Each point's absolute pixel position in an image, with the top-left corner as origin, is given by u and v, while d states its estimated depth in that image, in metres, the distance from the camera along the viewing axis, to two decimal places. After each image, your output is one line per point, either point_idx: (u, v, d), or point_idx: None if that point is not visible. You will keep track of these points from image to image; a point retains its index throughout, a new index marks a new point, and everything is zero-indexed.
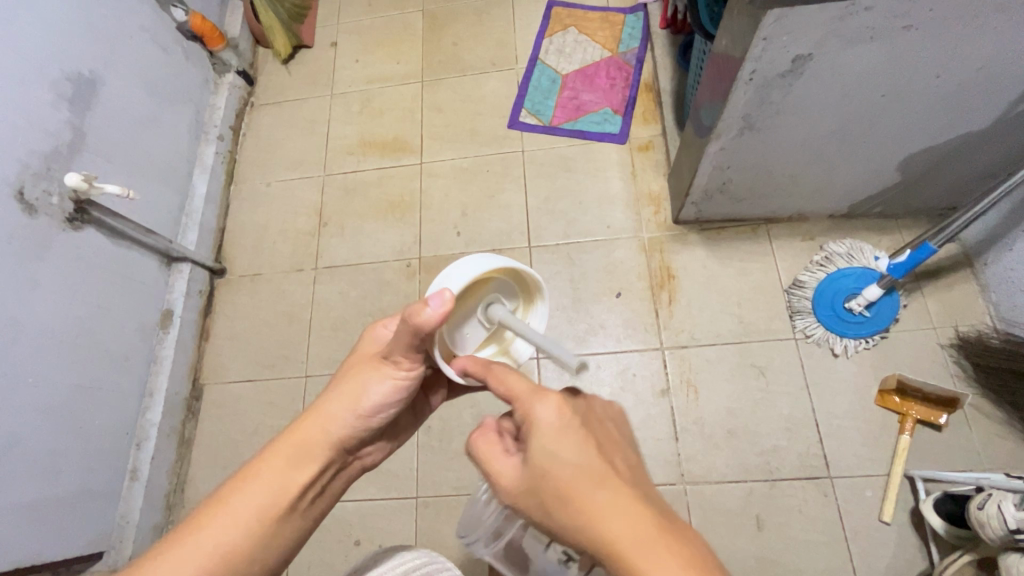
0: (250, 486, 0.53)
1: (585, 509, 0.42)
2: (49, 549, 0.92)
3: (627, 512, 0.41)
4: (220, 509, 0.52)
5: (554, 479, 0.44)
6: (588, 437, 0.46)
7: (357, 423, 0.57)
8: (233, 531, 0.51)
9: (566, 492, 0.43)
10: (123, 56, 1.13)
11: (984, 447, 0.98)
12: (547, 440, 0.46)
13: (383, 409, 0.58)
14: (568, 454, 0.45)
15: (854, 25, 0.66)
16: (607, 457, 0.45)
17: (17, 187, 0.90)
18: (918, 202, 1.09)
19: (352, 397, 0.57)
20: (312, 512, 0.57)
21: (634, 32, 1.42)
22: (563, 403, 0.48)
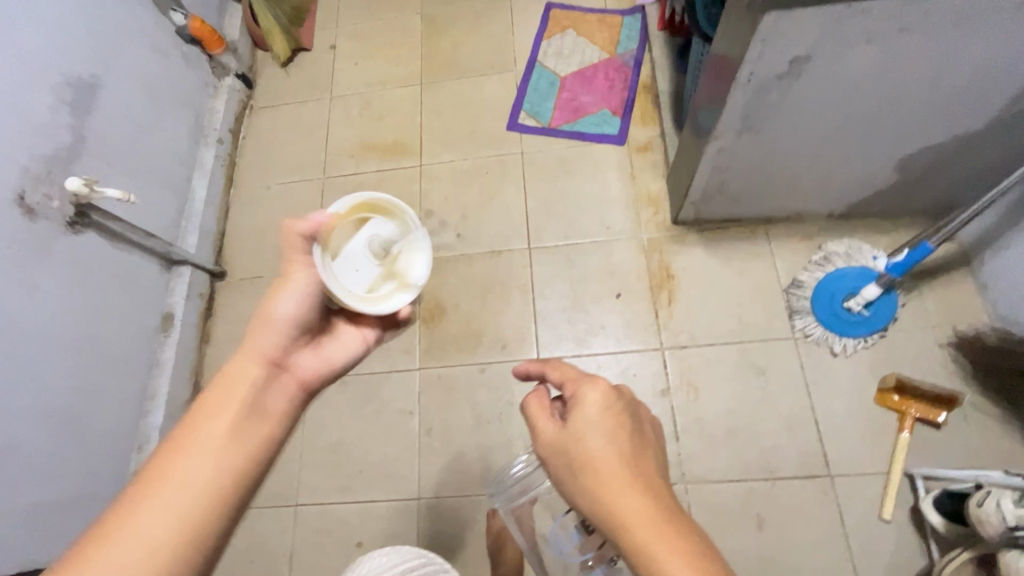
0: (192, 428, 0.54)
1: (614, 487, 0.47)
2: (52, 553, 0.92)
3: (649, 496, 0.46)
4: (164, 462, 0.52)
5: (591, 454, 0.49)
6: (629, 427, 0.51)
7: (273, 338, 0.60)
8: (192, 471, 0.52)
9: (600, 471, 0.48)
10: (123, 60, 1.13)
11: (983, 445, 0.98)
12: (594, 418, 0.50)
13: (288, 314, 0.61)
14: (610, 435, 0.49)
15: (850, 27, 0.67)
16: (642, 448, 0.50)
17: (17, 191, 0.90)
18: (915, 201, 1.09)
19: (266, 320, 0.60)
20: (264, 430, 0.57)
21: (632, 34, 1.43)
22: (613, 394, 0.52)
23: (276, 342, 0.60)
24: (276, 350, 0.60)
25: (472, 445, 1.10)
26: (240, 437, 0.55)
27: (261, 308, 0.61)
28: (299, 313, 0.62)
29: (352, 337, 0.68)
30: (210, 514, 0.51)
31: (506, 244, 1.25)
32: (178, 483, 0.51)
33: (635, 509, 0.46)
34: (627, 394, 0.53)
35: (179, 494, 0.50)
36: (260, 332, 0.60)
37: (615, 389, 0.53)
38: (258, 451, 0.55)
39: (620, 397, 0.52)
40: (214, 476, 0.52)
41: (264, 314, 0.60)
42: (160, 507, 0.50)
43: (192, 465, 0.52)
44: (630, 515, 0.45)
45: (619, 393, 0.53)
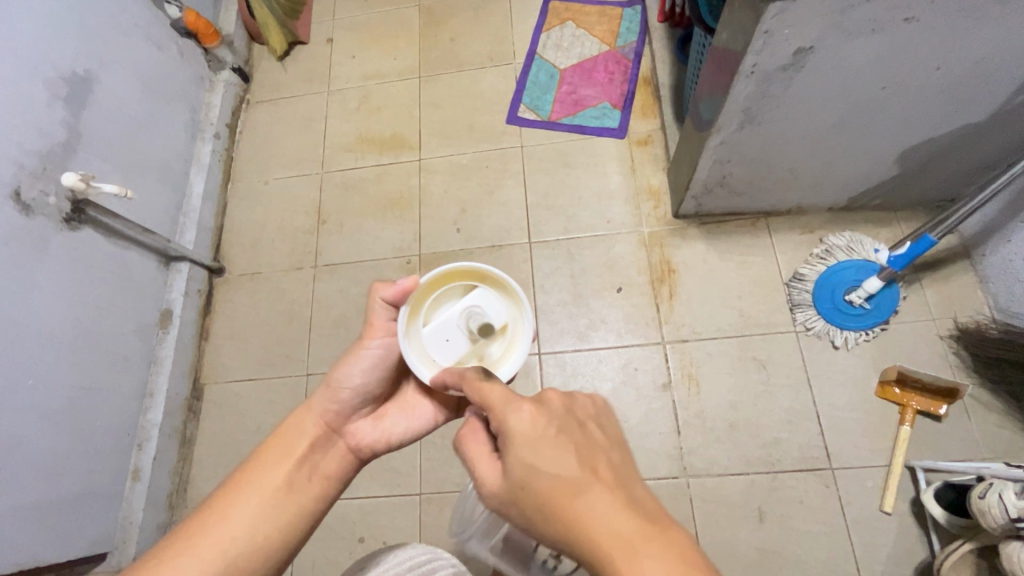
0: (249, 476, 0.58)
1: (564, 513, 0.42)
2: (53, 551, 0.92)
3: (610, 518, 0.40)
4: (218, 506, 0.55)
5: (531, 486, 0.44)
6: (564, 440, 0.45)
7: (333, 399, 0.63)
8: (237, 518, 0.55)
9: (545, 501, 0.43)
10: (117, 54, 1.12)
11: (984, 437, 0.99)
12: (524, 448, 0.45)
13: (353, 379, 0.63)
14: (546, 463, 0.44)
15: (855, 18, 0.66)
16: (587, 462, 0.44)
17: (13, 187, 0.89)
18: (916, 194, 1.09)
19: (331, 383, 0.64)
20: (311, 491, 0.59)
21: (631, 26, 1.41)
22: (539, 411, 0.47)
23: (336, 403, 0.63)
24: (334, 412, 0.63)
25: None
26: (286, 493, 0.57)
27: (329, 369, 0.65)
28: (363, 382, 0.64)
29: (424, 410, 0.67)
30: (246, 566, 0.53)
31: (505, 238, 1.25)
32: (223, 527, 0.54)
33: (593, 530, 0.40)
34: (556, 401, 0.48)
35: (220, 542, 0.53)
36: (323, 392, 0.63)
37: (542, 402, 0.48)
38: (300, 509, 0.57)
39: (547, 408, 0.47)
40: (258, 528, 0.55)
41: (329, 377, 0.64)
42: (199, 550, 0.52)
43: (240, 513, 0.55)
44: (594, 539, 0.40)
45: (546, 404, 0.48)
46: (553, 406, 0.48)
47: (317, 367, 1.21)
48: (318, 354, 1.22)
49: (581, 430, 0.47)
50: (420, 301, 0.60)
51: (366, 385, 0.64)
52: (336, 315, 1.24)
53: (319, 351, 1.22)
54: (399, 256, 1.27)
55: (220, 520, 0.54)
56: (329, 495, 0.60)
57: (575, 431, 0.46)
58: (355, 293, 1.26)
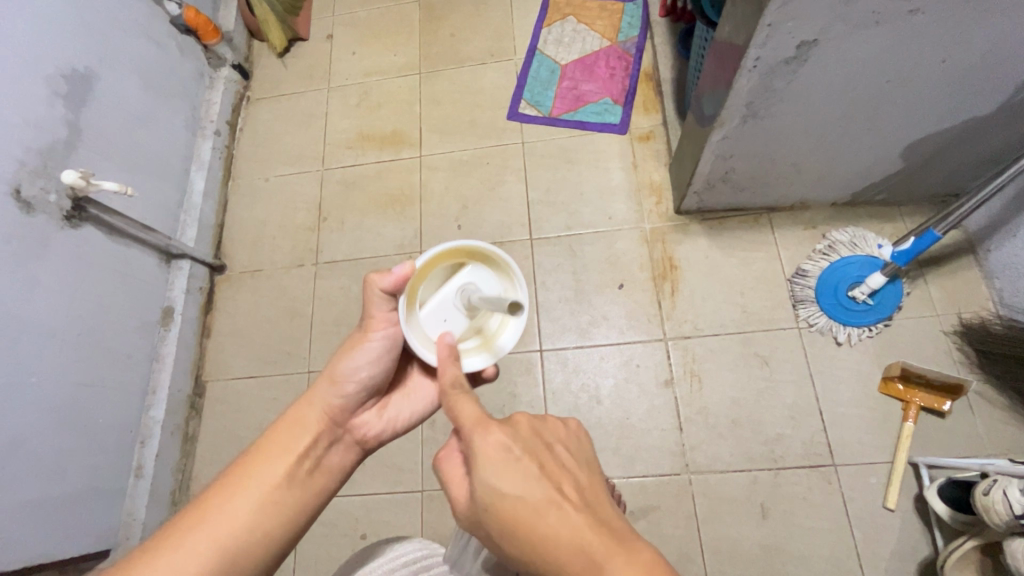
0: (249, 470, 0.57)
1: (531, 532, 0.42)
2: (56, 548, 0.92)
3: (577, 540, 0.41)
4: (217, 499, 0.54)
5: (497, 508, 0.44)
6: (529, 463, 0.45)
7: (338, 392, 0.63)
8: (239, 512, 0.54)
9: (512, 522, 0.43)
10: (117, 51, 1.11)
11: (988, 433, 0.98)
12: (489, 472, 0.45)
13: (360, 373, 0.63)
14: (511, 487, 0.44)
15: (860, 10, 0.65)
16: (554, 485, 0.44)
17: (14, 184, 0.89)
18: (921, 188, 1.08)
19: (331, 372, 0.63)
20: (314, 484, 0.59)
21: (633, 21, 1.40)
22: (504, 433, 0.47)
23: (341, 398, 0.63)
24: (339, 406, 0.63)
25: None
26: (289, 487, 0.57)
27: (333, 361, 0.64)
28: (370, 374, 0.64)
29: (424, 393, 0.70)
30: (249, 560, 0.53)
31: (507, 235, 1.24)
32: (225, 523, 0.53)
33: (562, 549, 0.41)
34: (523, 424, 0.48)
35: (221, 533, 0.52)
36: (327, 385, 0.63)
37: (508, 424, 0.48)
38: (304, 503, 0.57)
39: (514, 430, 0.48)
40: (261, 524, 0.54)
41: (335, 369, 0.63)
42: (200, 547, 0.51)
43: (242, 508, 0.54)
44: (557, 560, 0.41)
45: (513, 425, 0.48)
46: (519, 427, 0.48)
47: (318, 364, 1.21)
48: (319, 351, 1.22)
49: (548, 451, 0.47)
50: (418, 283, 0.61)
51: (372, 378, 0.64)
52: (337, 312, 1.24)
53: (321, 348, 1.22)
54: (401, 253, 1.27)
55: (218, 512, 0.53)
56: (330, 488, 0.61)
57: (543, 452, 0.46)
58: (356, 290, 1.26)
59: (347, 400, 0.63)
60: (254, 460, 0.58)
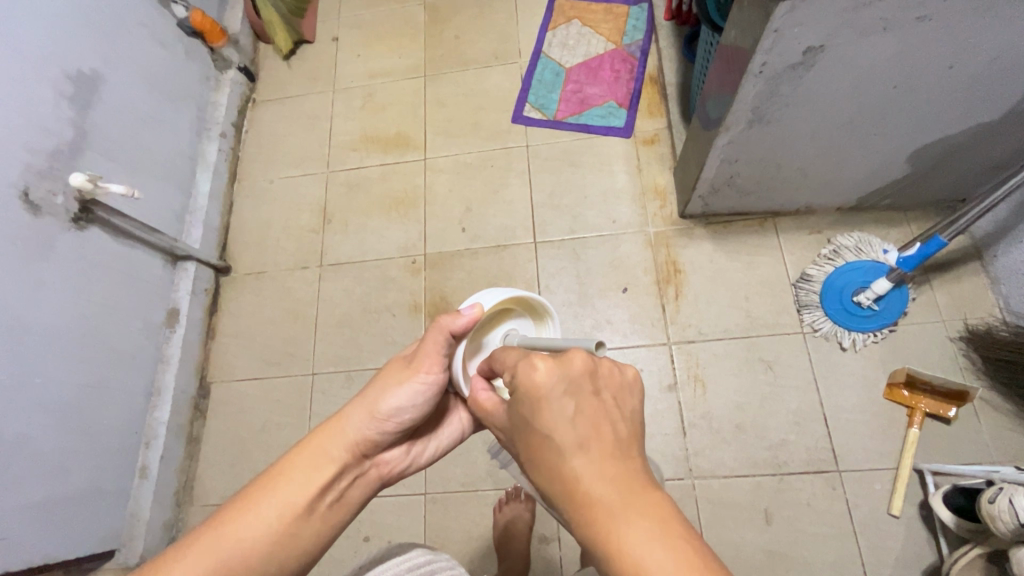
0: (269, 497, 0.54)
1: (556, 465, 0.42)
2: (61, 548, 0.93)
3: (607, 491, 0.40)
4: (235, 526, 0.52)
5: (534, 434, 0.43)
6: (572, 404, 0.43)
7: (375, 427, 0.60)
8: (257, 543, 0.52)
9: (542, 451, 0.43)
10: (124, 53, 1.12)
11: (993, 440, 0.98)
12: (529, 404, 0.44)
13: (402, 413, 0.61)
14: (549, 422, 0.42)
15: (866, 15, 0.65)
16: (594, 431, 0.42)
17: (22, 186, 0.89)
18: (927, 194, 1.08)
19: (372, 404, 0.60)
20: (333, 518, 0.57)
21: (638, 24, 1.40)
22: (555, 370, 0.43)
23: (377, 433, 0.61)
24: (371, 441, 0.60)
25: (479, 439, 1.10)
26: (311, 520, 0.55)
27: (373, 392, 0.60)
28: (410, 416, 0.61)
29: (450, 431, 0.69)
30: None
31: (511, 238, 1.24)
32: (240, 552, 0.51)
33: (579, 492, 0.40)
34: (578, 362, 0.44)
35: (236, 555, 0.51)
36: (366, 418, 0.60)
37: (562, 358, 0.44)
38: (321, 537, 0.56)
39: (567, 368, 0.44)
40: (278, 556, 0.53)
41: (375, 402, 0.60)
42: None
43: (261, 540, 0.52)
44: (582, 503, 0.40)
45: (566, 360, 0.44)
46: (573, 366, 0.44)
47: (322, 366, 1.21)
48: (323, 353, 1.22)
49: (593, 397, 0.43)
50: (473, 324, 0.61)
51: (411, 417, 0.62)
52: (341, 314, 1.25)
53: (325, 350, 1.22)
54: (404, 255, 1.27)
55: (237, 534, 0.52)
56: (348, 522, 0.59)
57: (587, 397, 0.43)
58: (360, 292, 1.26)
59: (381, 435, 0.61)
60: (275, 484, 0.55)
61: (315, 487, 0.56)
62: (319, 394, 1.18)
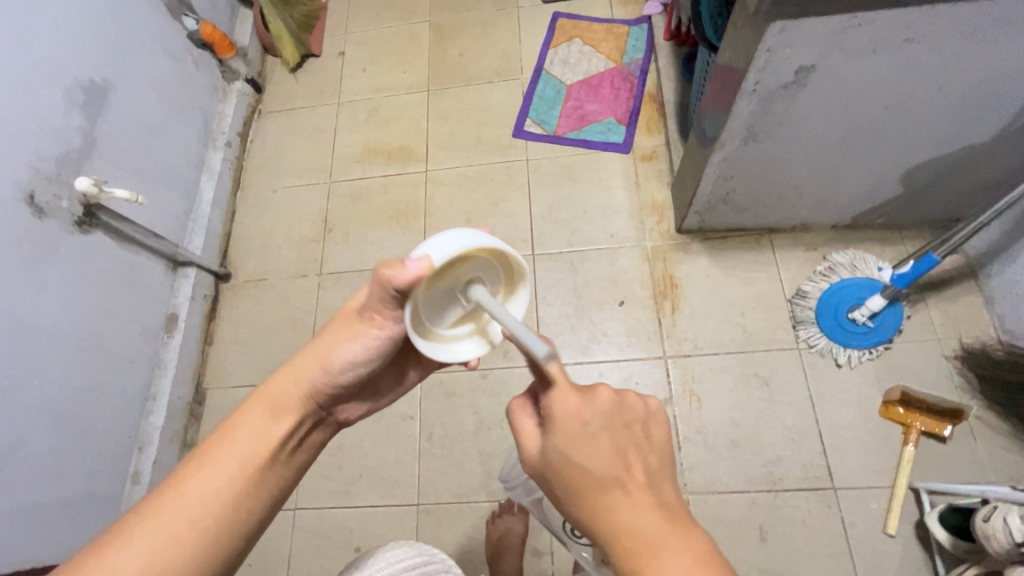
0: (222, 449, 0.55)
1: (603, 515, 0.42)
2: (51, 552, 0.92)
3: (650, 533, 0.40)
4: (187, 480, 0.52)
5: (571, 473, 0.43)
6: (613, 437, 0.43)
7: (328, 379, 0.60)
8: (212, 487, 0.52)
9: (580, 489, 0.43)
10: (135, 64, 1.15)
11: (989, 459, 0.97)
12: (568, 438, 0.44)
13: (354, 366, 0.60)
14: (591, 455, 0.43)
15: (857, 37, 0.67)
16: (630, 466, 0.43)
17: (28, 190, 0.91)
18: (921, 213, 1.09)
19: (322, 357, 0.59)
20: (288, 468, 0.58)
21: (638, 44, 1.43)
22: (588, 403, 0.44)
23: (330, 384, 0.60)
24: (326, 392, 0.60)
25: (472, 450, 1.09)
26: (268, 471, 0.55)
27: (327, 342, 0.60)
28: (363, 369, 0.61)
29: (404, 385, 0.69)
30: (219, 547, 0.51)
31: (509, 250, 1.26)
32: (195, 503, 0.51)
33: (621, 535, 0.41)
34: (608, 397, 0.44)
35: (188, 509, 0.51)
36: (319, 368, 0.59)
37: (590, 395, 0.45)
38: (276, 485, 0.56)
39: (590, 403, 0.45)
40: (237, 510, 0.53)
41: (327, 354, 0.59)
42: (172, 534, 0.49)
43: (217, 489, 0.52)
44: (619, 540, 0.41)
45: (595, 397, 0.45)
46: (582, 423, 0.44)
47: None
48: None
49: (628, 432, 0.44)
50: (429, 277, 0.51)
51: (363, 372, 0.61)
52: None
53: None
54: None
55: (190, 487, 0.52)
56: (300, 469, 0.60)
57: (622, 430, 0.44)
58: None
59: (334, 388, 0.61)
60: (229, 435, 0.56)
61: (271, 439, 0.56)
62: None
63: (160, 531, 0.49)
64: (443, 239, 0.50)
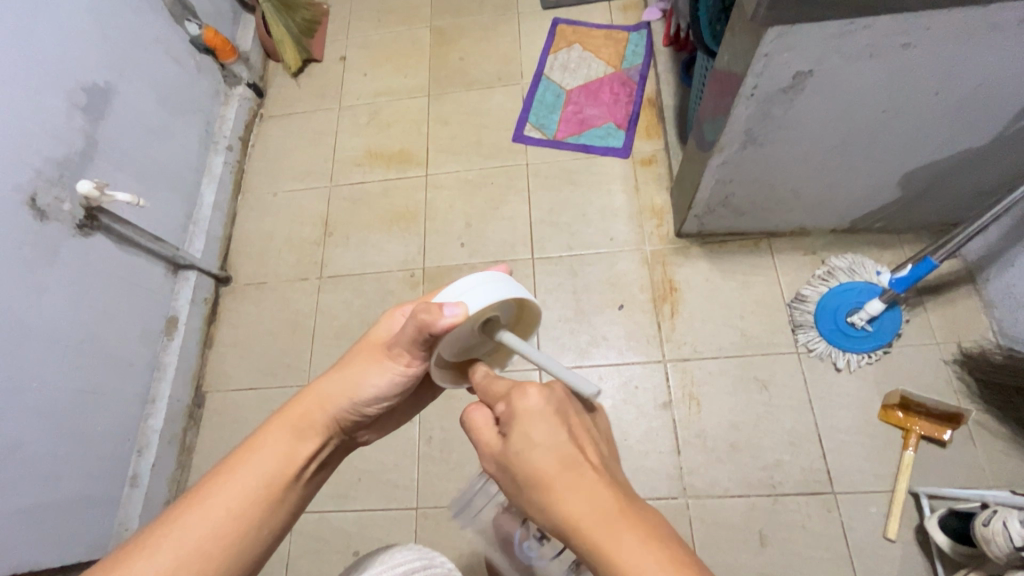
0: (247, 465, 0.55)
1: (553, 496, 0.44)
2: (49, 555, 0.92)
3: (598, 501, 0.43)
4: (213, 494, 0.52)
5: (522, 462, 0.47)
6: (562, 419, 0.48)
7: (355, 407, 0.61)
8: (235, 501, 0.53)
9: (535, 476, 0.46)
10: (137, 68, 1.15)
11: (989, 463, 0.97)
12: (524, 424, 0.48)
13: (381, 395, 0.61)
14: (541, 435, 0.47)
15: (853, 42, 0.68)
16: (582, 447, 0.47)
17: (30, 193, 0.91)
18: (919, 218, 1.10)
19: (351, 385, 0.61)
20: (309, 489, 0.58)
21: (637, 49, 1.44)
22: (544, 391, 0.49)
23: (356, 411, 0.61)
24: (352, 419, 0.61)
25: (471, 454, 1.09)
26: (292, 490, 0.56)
27: (357, 368, 0.61)
28: (387, 399, 0.62)
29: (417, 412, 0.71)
30: (240, 563, 0.52)
31: (509, 253, 1.26)
32: (220, 518, 0.51)
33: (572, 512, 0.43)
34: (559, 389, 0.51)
35: (214, 523, 0.51)
36: (348, 391, 0.60)
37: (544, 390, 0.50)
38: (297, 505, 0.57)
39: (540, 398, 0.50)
40: (261, 528, 0.53)
41: (356, 381, 0.61)
42: (197, 549, 0.50)
43: (243, 505, 0.53)
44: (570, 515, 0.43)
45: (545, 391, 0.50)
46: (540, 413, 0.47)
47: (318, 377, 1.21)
48: (319, 364, 1.22)
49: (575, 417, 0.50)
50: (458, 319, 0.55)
51: (389, 401, 0.63)
52: (339, 326, 1.25)
53: (321, 361, 1.23)
54: (404, 268, 1.29)
55: (216, 501, 0.52)
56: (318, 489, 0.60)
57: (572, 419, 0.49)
58: (359, 304, 1.27)
59: (360, 416, 0.62)
60: (254, 452, 0.56)
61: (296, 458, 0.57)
62: None
63: (186, 544, 0.49)
64: (474, 286, 0.54)
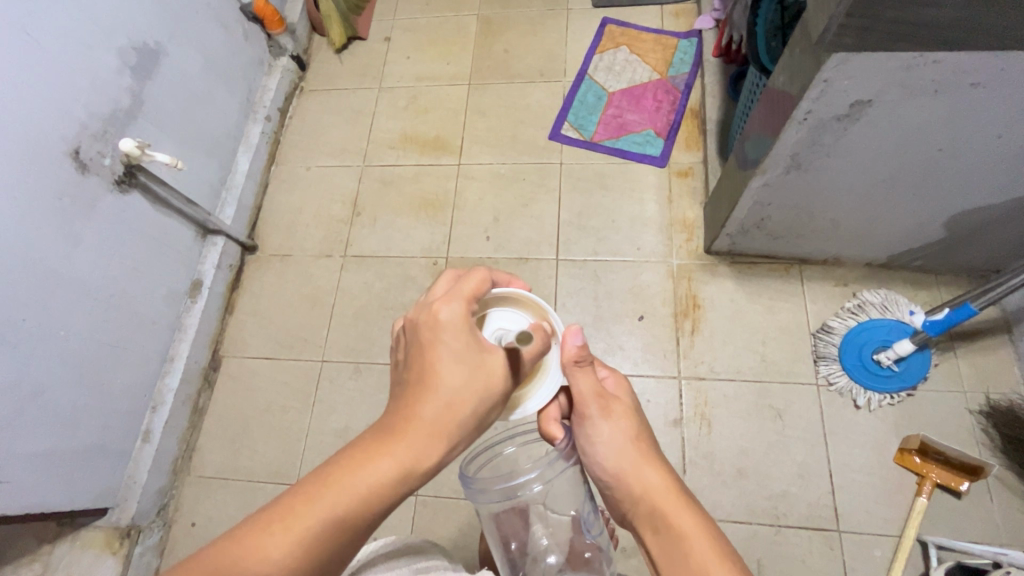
0: (320, 498, 0.45)
1: (640, 477, 0.57)
2: (58, 498, 0.95)
3: (670, 496, 0.55)
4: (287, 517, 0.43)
5: (616, 443, 0.59)
6: (639, 426, 0.61)
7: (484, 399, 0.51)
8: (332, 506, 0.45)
9: (630, 453, 0.58)
10: (187, 30, 1.16)
11: (1004, 520, 0.94)
12: (619, 417, 0.60)
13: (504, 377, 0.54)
14: (626, 426, 0.60)
15: (918, 76, 0.65)
16: (648, 448, 0.59)
17: (74, 145, 0.93)
18: (961, 260, 1.06)
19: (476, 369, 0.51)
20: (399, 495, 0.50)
21: (685, 57, 1.41)
22: (627, 401, 0.62)
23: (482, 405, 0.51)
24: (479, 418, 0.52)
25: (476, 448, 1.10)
26: (362, 535, 0.46)
27: (459, 381, 0.50)
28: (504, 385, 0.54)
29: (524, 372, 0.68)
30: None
31: (534, 252, 1.25)
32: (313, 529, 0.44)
33: (653, 494, 0.56)
34: (626, 396, 0.63)
35: (312, 525, 0.43)
36: (455, 414, 0.50)
37: (618, 385, 0.63)
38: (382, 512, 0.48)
39: (618, 393, 0.63)
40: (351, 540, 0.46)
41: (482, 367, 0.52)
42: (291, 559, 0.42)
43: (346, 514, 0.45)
44: (654, 502, 0.55)
45: (618, 381, 0.64)
46: (623, 406, 0.61)
47: (333, 354, 1.23)
48: (335, 342, 1.24)
49: (639, 418, 0.62)
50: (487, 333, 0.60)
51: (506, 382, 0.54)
52: (358, 306, 1.26)
53: (337, 339, 1.24)
54: (428, 256, 1.29)
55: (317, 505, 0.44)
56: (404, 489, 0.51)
57: (632, 417, 0.61)
58: (379, 286, 1.28)
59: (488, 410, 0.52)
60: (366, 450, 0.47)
61: (377, 506, 0.46)
62: (325, 381, 1.20)
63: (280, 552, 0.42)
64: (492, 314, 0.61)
